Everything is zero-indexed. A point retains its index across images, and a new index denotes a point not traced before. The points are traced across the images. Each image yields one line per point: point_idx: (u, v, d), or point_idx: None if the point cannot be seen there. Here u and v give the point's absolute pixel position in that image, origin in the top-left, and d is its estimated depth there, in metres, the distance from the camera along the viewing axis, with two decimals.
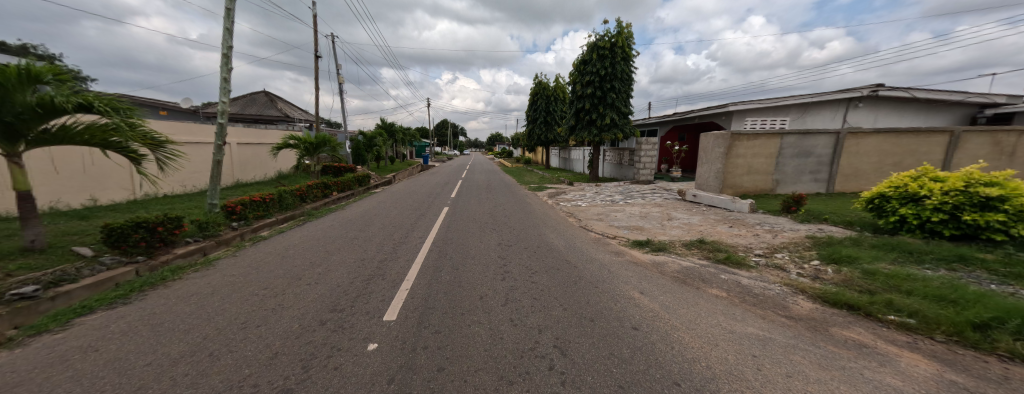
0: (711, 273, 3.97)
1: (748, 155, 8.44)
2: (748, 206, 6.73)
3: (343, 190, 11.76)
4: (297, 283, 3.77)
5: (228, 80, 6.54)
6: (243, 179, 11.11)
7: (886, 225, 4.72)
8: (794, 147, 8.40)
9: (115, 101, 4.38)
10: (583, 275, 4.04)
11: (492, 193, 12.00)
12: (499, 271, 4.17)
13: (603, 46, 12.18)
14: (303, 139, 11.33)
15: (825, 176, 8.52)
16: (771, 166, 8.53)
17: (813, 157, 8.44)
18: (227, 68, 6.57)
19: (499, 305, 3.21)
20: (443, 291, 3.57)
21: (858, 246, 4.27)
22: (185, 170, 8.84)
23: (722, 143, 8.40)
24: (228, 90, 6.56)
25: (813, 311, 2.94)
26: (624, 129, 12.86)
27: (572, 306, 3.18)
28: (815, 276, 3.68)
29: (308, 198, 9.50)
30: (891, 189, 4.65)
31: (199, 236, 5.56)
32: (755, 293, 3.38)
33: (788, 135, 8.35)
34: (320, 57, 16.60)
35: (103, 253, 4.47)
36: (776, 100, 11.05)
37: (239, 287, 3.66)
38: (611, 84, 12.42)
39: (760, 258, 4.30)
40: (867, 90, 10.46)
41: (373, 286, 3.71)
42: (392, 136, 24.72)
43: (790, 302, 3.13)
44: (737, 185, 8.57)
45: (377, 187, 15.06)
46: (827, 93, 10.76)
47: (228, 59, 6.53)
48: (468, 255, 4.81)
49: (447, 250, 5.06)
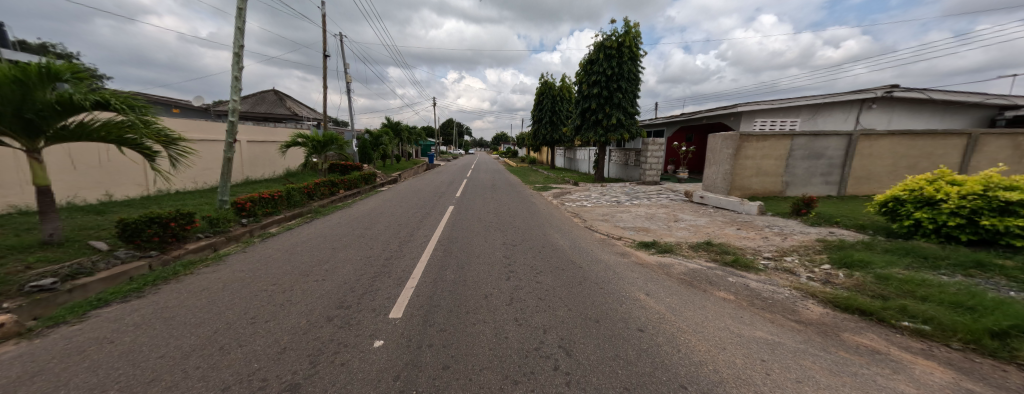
0: (718, 276, 3.92)
1: (757, 156, 8.34)
2: (756, 208, 6.63)
3: (350, 189, 11.89)
4: (305, 279, 3.81)
5: (239, 79, 6.63)
6: (252, 176, 11.28)
7: (900, 230, 4.63)
8: (805, 149, 8.26)
9: (132, 100, 4.49)
10: (588, 276, 4.03)
11: (497, 193, 12.01)
12: (504, 270, 4.16)
13: (610, 46, 12.10)
14: (311, 137, 11.44)
15: (836, 178, 8.36)
16: (781, 168, 8.41)
17: (824, 159, 8.28)
18: (239, 67, 6.67)
19: (503, 304, 3.22)
20: (449, 289, 3.58)
21: (871, 250, 4.18)
22: (196, 167, 8.97)
23: (730, 144, 8.32)
24: (239, 89, 6.65)
25: (823, 316, 2.89)
26: (631, 129, 12.76)
27: (577, 306, 3.17)
28: (826, 280, 3.61)
29: (315, 196, 9.60)
30: (906, 193, 4.55)
31: (210, 232, 5.69)
32: (764, 297, 3.34)
33: (799, 137, 8.23)
34: (326, 56, 16.70)
35: (117, 248, 4.57)
36: (786, 101, 10.91)
37: (248, 282, 3.71)
38: (617, 84, 12.33)
39: (769, 261, 4.24)
40: (881, 91, 10.24)
41: (379, 283, 3.74)
42: (398, 135, 24.83)
43: (800, 307, 3.08)
44: (745, 187, 8.47)
45: (383, 185, 15.16)
46: (840, 94, 10.56)
47: (238, 58, 6.63)
48: (473, 254, 4.82)
49: (451, 249, 5.07)
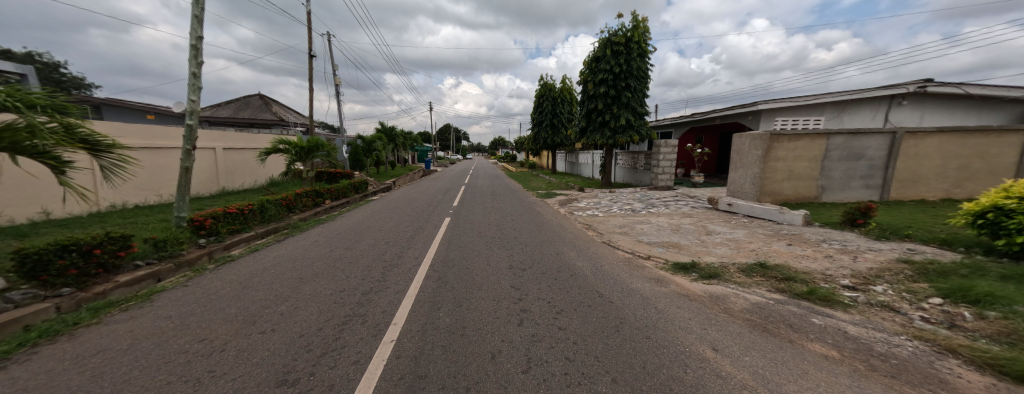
0: (796, 315, 2.99)
1: (789, 158, 7.50)
2: (801, 218, 5.72)
3: (337, 199, 10.95)
4: (248, 330, 2.83)
5: (198, 75, 5.68)
6: (228, 187, 10.35)
7: (1006, 248, 3.67)
8: (842, 149, 7.41)
9: (45, 97, 3.63)
10: (625, 317, 3.08)
11: (497, 200, 11.06)
12: (514, 310, 3.21)
13: (618, 41, 11.24)
14: (294, 143, 10.47)
15: (877, 182, 7.48)
16: (815, 171, 7.55)
17: (864, 160, 7.42)
18: (198, 61, 5.72)
19: (518, 372, 2.26)
20: (442, 345, 2.61)
21: (984, 276, 3.26)
22: (145, 177, 7.90)
23: (760, 144, 7.45)
24: (198, 88, 5.70)
25: (992, 392, 1.95)
26: (640, 131, 11.91)
27: (625, 376, 2.21)
28: (949, 323, 2.69)
29: (296, 208, 8.63)
30: (1012, 201, 3.64)
31: (153, 258, 4.71)
32: (879, 353, 2.39)
33: (836, 135, 7.37)
34: (314, 58, 15.77)
35: (19, 285, 3.59)
36: (809, 99, 10.12)
37: (168, 337, 2.72)
38: (626, 83, 11.47)
39: (853, 292, 3.31)
40: (914, 86, 9.42)
41: (347, 335, 2.75)
42: (392, 140, 23.80)
43: (947, 373, 2.13)
44: (776, 192, 7.61)
45: (374, 194, 14.18)
46: (869, 90, 9.75)
47: (196, 51, 5.67)
48: (473, 284, 3.86)
49: (447, 277, 4.10)
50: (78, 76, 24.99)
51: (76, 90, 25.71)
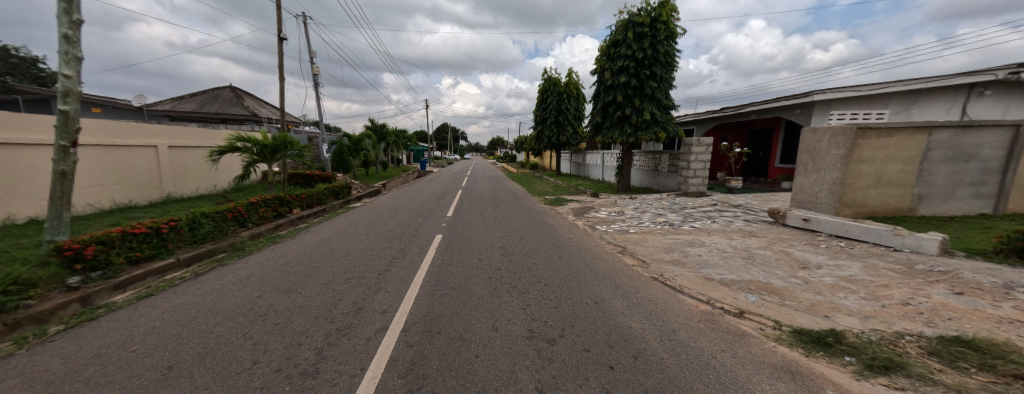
0: None
1: (877, 159, 5.84)
2: (938, 246, 4.05)
3: (309, 207, 9.23)
4: None
5: (70, 39, 3.94)
6: (174, 193, 8.64)
7: None
8: (947, 148, 5.74)
9: None
10: None
11: (499, 208, 9.37)
12: None
13: (642, 22, 9.57)
14: (255, 141, 8.67)
15: (990, 189, 5.84)
16: (911, 176, 5.89)
17: (975, 161, 5.77)
18: (73, 18, 4.00)
19: None
20: None
21: None
22: (41, 182, 6.13)
23: (841, 142, 5.80)
24: (73, 58, 3.99)
25: None
26: (666, 127, 10.24)
27: None
28: None
29: (249, 221, 6.93)
30: None
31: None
32: None
33: (940, 130, 5.70)
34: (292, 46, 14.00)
35: None
36: (875, 88, 8.51)
37: None
38: (650, 71, 9.81)
39: None
40: (1005, 73, 7.63)
41: None
42: (383, 139, 21.75)
43: None
44: (859, 204, 5.97)
45: (359, 199, 12.45)
46: (947, 76, 8.05)
47: (67, 3, 3.92)
48: (471, 388, 2.14)
49: (426, 366, 2.38)
50: (57, 73, 23.33)
51: (52, 86, 24.00)
